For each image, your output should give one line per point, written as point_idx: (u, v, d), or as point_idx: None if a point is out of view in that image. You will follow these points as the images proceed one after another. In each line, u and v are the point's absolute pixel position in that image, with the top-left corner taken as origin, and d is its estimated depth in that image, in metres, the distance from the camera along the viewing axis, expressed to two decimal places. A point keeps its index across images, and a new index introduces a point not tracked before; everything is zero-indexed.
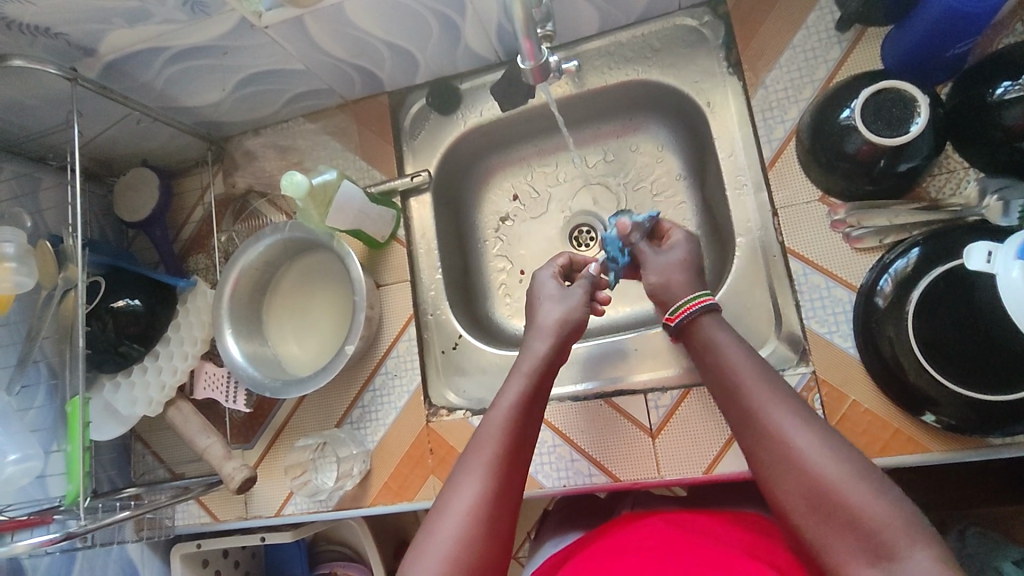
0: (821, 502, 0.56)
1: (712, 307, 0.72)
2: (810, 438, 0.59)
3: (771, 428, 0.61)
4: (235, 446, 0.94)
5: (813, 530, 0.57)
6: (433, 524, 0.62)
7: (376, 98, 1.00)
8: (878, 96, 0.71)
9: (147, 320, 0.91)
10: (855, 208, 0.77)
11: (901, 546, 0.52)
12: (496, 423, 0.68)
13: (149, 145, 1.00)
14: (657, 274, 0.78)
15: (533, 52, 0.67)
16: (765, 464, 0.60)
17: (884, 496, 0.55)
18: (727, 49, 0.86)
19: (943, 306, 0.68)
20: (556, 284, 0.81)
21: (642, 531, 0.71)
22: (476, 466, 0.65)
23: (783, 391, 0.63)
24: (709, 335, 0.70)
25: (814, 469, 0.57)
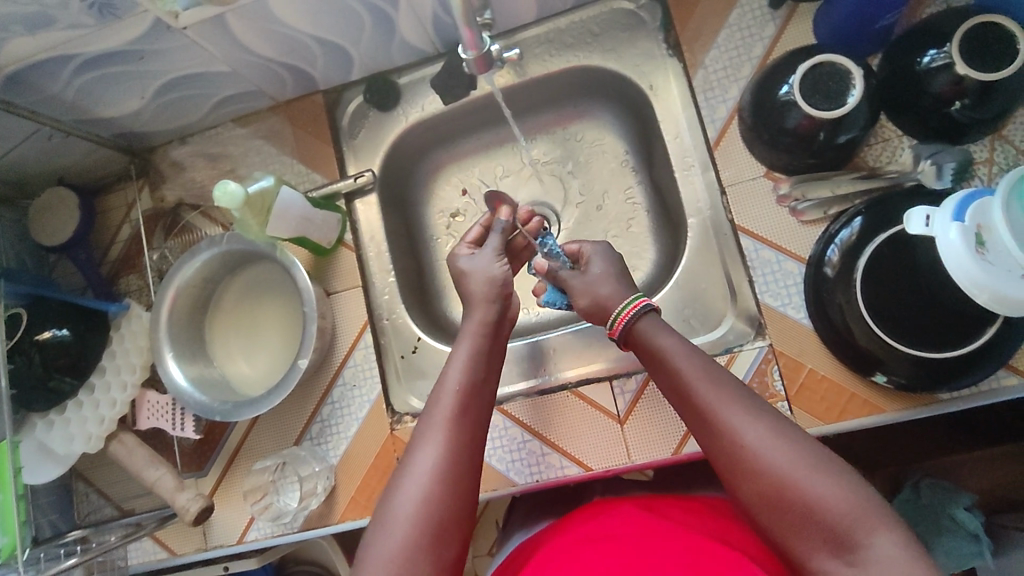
0: (780, 496, 0.56)
1: (647, 310, 0.70)
2: (762, 435, 0.58)
3: (724, 426, 0.60)
4: (187, 475, 0.89)
5: (775, 525, 0.57)
6: (389, 510, 0.60)
7: (310, 98, 0.96)
8: (815, 70, 0.72)
9: (77, 351, 0.85)
10: (799, 182, 0.78)
11: (861, 532, 0.53)
12: (447, 390, 0.67)
13: (64, 162, 0.93)
14: (582, 299, 0.75)
15: (475, 42, 0.65)
16: (723, 463, 0.60)
17: (840, 482, 0.55)
18: (666, 31, 0.86)
19: (888, 271, 0.71)
20: (465, 257, 0.80)
21: (612, 514, 0.71)
22: (431, 434, 0.64)
23: (728, 384, 0.62)
24: (652, 342, 0.68)
25: (768, 464, 0.57)
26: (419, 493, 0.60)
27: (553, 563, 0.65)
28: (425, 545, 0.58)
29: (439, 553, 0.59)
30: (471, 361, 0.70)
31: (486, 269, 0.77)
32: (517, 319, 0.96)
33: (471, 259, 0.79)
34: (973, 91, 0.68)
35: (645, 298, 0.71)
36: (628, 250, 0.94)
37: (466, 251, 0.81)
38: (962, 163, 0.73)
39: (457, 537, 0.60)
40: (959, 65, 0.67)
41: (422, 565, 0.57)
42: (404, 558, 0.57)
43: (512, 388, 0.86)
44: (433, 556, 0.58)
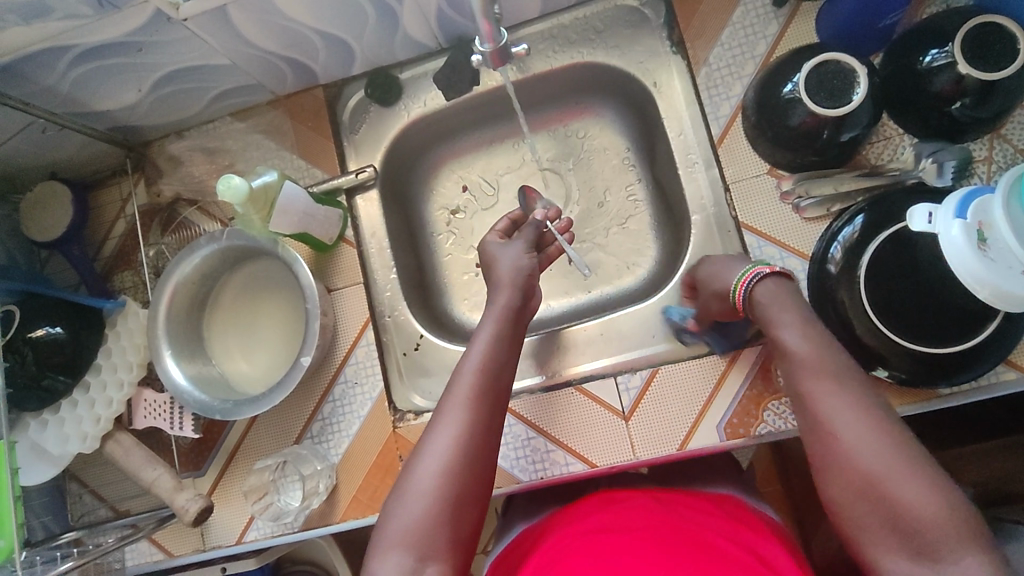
0: (870, 499, 0.54)
1: (763, 277, 0.68)
2: (857, 432, 0.56)
3: (823, 417, 0.58)
4: (185, 475, 0.87)
5: (857, 527, 0.55)
6: (408, 483, 0.61)
7: (310, 92, 0.95)
8: (819, 68, 0.73)
9: (73, 348, 0.83)
10: (802, 179, 0.78)
11: (947, 549, 0.51)
12: (468, 368, 0.67)
13: (57, 156, 0.91)
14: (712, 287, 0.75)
15: (493, 34, 0.64)
16: (814, 456, 0.59)
17: (935, 495, 0.52)
18: (669, 28, 0.86)
19: (891, 267, 0.71)
20: (497, 243, 0.82)
21: (644, 507, 0.70)
22: (450, 408, 0.64)
23: (840, 374, 0.60)
24: (767, 317, 0.66)
25: (859, 464, 0.55)
26: (439, 468, 0.60)
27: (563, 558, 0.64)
28: (444, 521, 0.59)
29: (454, 526, 0.59)
30: (494, 341, 0.70)
31: (517, 257, 0.79)
32: None
33: (502, 246, 0.81)
34: (973, 90, 0.69)
35: (760, 267, 0.69)
36: (630, 247, 0.94)
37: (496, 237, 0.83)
38: (962, 162, 0.73)
39: (473, 510, 0.61)
40: (959, 65, 0.68)
41: (439, 537, 0.58)
42: (422, 530, 0.58)
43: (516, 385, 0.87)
44: (450, 531, 0.59)
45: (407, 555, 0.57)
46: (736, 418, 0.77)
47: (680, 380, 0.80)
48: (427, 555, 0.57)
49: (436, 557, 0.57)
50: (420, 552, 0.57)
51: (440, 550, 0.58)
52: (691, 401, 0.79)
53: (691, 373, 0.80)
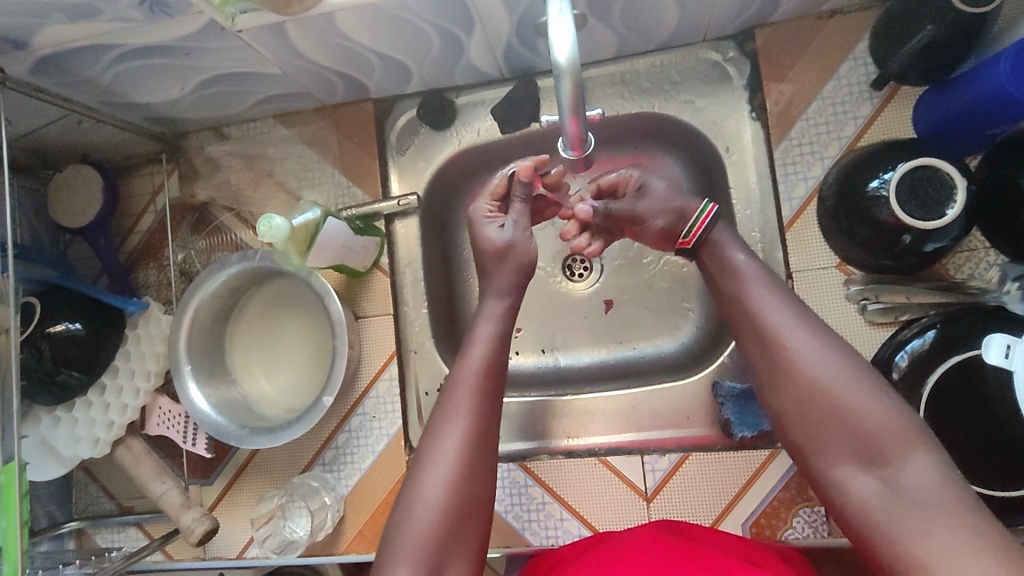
0: (814, 404, 0.57)
1: (718, 219, 0.69)
2: (808, 343, 0.59)
3: (769, 328, 0.61)
4: (192, 482, 0.87)
5: (805, 436, 0.57)
6: (413, 494, 0.60)
7: (359, 104, 0.90)
8: (915, 171, 0.66)
9: (91, 346, 0.79)
10: (871, 282, 0.74)
11: (892, 450, 0.52)
12: (463, 386, 0.64)
13: (91, 140, 0.87)
14: (657, 216, 0.72)
15: (578, 138, 0.54)
16: (764, 371, 0.61)
17: (878, 400, 0.54)
18: (751, 91, 0.81)
19: (957, 393, 0.67)
20: (496, 227, 0.74)
21: (620, 544, 0.64)
22: (444, 434, 0.62)
23: (786, 298, 0.63)
24: (720, 253, 0.68)
25: (810, 370, 0.57)
26: (441, 476, 0.60)
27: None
28: (450, 526, 0.58)
29: (463, 534, 0.59)
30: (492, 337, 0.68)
31: (514, 246, 0.72)
32: (547, 361, 0.93)
33: (503, 231, 0.73)
34: None
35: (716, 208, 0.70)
36: (671, 309, 0.91)
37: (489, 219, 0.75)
38: None
39: (481, 519, 0.60)
40: None
41: (449, 546, 0.58)
42: (430, 539, 0.57)
43: (537, 443, 0.84)
44: (458, 532, 0.59)
45: (415, 568, 0.56)
46: (763, 520, 0.75)
47: (710, 470, 0.77)
48: (436, 565, 0.57)
49: (447, 569, 0.57)
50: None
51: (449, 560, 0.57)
52: (716, 494, 0.76)
53: (723, 464, 0.77)
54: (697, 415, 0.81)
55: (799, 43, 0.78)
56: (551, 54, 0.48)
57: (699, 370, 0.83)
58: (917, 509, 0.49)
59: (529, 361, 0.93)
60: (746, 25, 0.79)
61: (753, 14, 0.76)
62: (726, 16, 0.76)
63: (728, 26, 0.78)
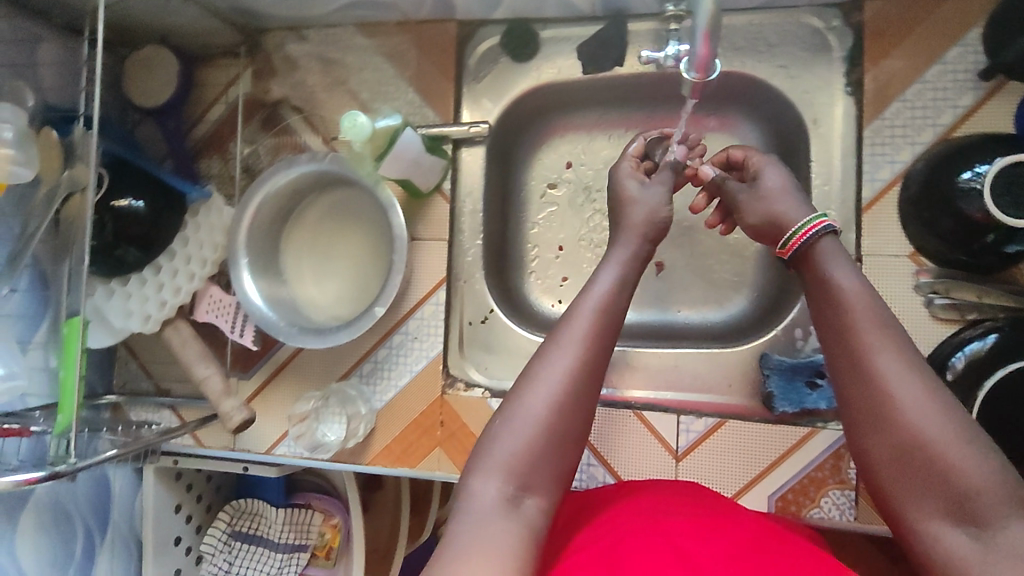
0: (910, 451, 0.49)
1: (828, 232, 0.61)
2: (911, 385, 0.50)
3: (866, 363, 0.52)
4: (232, 374, 0.89)
5: (895, 484, 0.50)
6: (514, 409, 0.56)
7: (442, 24, 0.88)
8: (1013, 167, 0.64)
9: (152, 226, 0.81)
10: (944, 278, 0.72)
11: (995, 513, 0.45)
12: (581, 322, 0.60)
13: (173, 22, 0.87)
14: (752, 215, 0.69)
15: (706, 62, 0.53)
16: (853, 409, 0.53)
17: (986, 454, 0.47)
18: (850, 64, 0.78)
19: (1012, 400, 0.65)
20: (634, 183, 0.74)
21: (676, 502, 0.58)
22: (552, 360, 0.58)
23: (893, 328, 0.54)
24: (823, 268, 0.60)
25: (907, 415, 0.49)
26: (546, 397, 0.56)
27: (584, 562, 0.51)
28: (541, 453, 0.54)
29: (554, 462, 0.55)
30: (615, 284, 0.65)
31: (646, 202, 0.72)
32: None
33: (639, 189, 0.74)
34: None
35: (827, 220, 0.63)
36: (722, 280, 0.90)
37: (631, 175, 0.75)
38: None
39: (574, 448, 0.57)
40: None
41: (540, 469, 0.54)
42: (526, 458, 0.54)
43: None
44: (551, 463, 0.55)
45: (506, 482, 0.53)
46: (791, 495, 0.74)
47: (744, 439, 0.77)
48: (526, 486, 0.53)
49: (535, 490, 0.53)
50: (520, 483, 0.53)
51: (540, 483, 0.54)
52: (748, 464, 0.76)
53: (759, 434, 0.76)
54: (738, 384, 0.81)
55: (911, 20, 0.75)
56: None
57: (746, 341, 0.83)
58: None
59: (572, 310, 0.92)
60: None
61: None
62: None
63: None
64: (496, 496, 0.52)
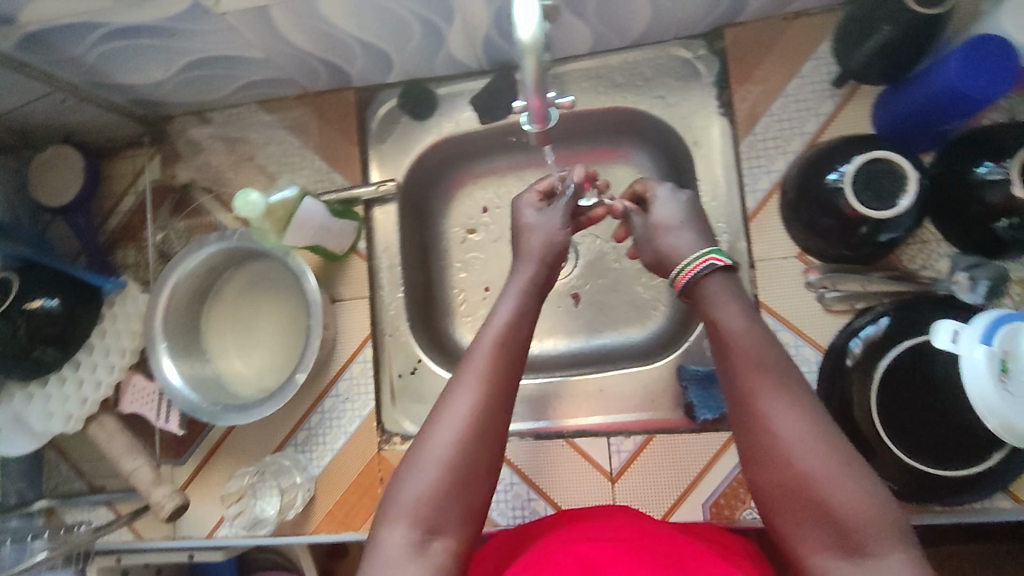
0: (798, 494, 0.52)
1: (715, 270, 0.65)
2: (798, 427, 0.54)
3: (756, 407, 0.56)
4: (164, 462, 0.87)
5: (786, 519, 0.53)
6: (420, 451, 0.58)
7: (341, 92, 0.92)
8: (870, 164, 0.69)
9: (66, 323, 0.80)
10: (830, 273, 0.77)
11: (875, 545, 0.49)
12: (479, 356, 0.62)
13: (73, 121, 0.88)
14: (645, 251, 0.74)
15: (542, 113, 0.54)
16: (748, 447, 0.56)
17: (866, 493, 0.51)
18: (720, 88, 0.84)
19: (905, 379, 0.70)
20: (532, 210, 0.77)
21: (591, 526, 0.62)
22: (457, 392, 0.60)
23: (777, 367, 0.57)
24: (711, 307, 0.63)
25: (797, 458, 0.53)
26: (450, 437, 0.58)
27: None
28: (451, 494, 0.56)
29: (465, 498, 0.57)
30: (515, 317, 0.66)
31: (549, 227, 0.75)
32: None
33: (538, 215, 0.76)
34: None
35: (713, 256, 0.65)
36: (642, 301, 0.93)
37: (532, 205, 0.77)
38: (996, 282, 0.71)
39: (485, 486, 0.58)
40: (1015, 187, 0.65)
41: (448, 510, 0.56)
42: (432, 502, 0.55)
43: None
44: (460, 501, 0.56)
45: (412, 528, 0.55)
46: (723, 500, 0.76)
47: (670, 451, 0.79)
48: (435, 528, 0.55)
49: (442, 532, 0.55)
50: (427, 525, 0.55)
51: (448, 522, 0.56)
52: (680, 475, 0.78)
53: (684, 443, 0.79)
54: (664, 399, 0.83)
55: (767, 42, 0.81)
56: (515, 29, 0.48)
57: (667, 355, 0.86)
58: None
59: None
60: (717, 24, 0.82)
61: (722, 13, 0.79)
62: (695, 14, 0.79)
63: (698, 24, 0.82)
64: (401, 544, 0.54)
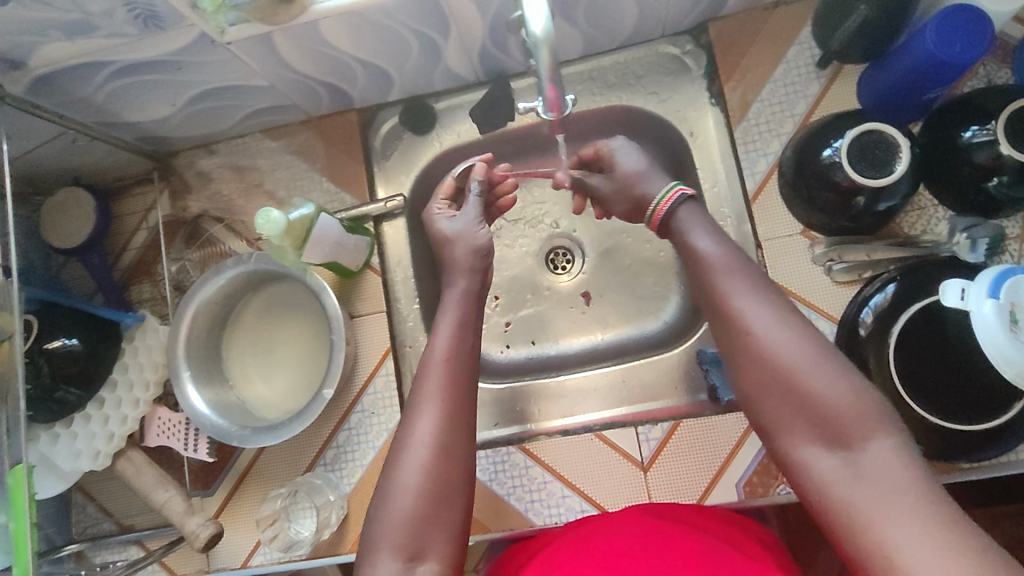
0: (779, 384, 0.57)
1: (684, 200, 0.71)
2: (772, 325, 0.59)
3: (733, 312, 0.61)
4: (194, 494, 0.87)
5: (772, 412, 0.58)
6: (390, 484, 0.60)
7: (343, 115, 0.94)
8: (862, 137, 0.72)
9: (87, 361, 0.80)
10: (834, 244, 0.79)
11: (854, 429, 0.52)
12: (430, 372, 0.65)
13: (82, 163, 0.89)
14: (617, 202, 0.80)
15: (558, 103, 0.58)
16: (730, 352, 0.62)
17: (841, 382, 0.55)
18: (709, 79, 0.87)
19: (921, 342, 0.72)
20: (447, 220, 0.80)
21: (604, 522, 0.64)
22: (420, 411, 0.63)
23: (749, 275, 0.63)
24: (685, 233, 0.69)
25: (773, 351, 0.58)
26: (418, 462, 0.60)
27: None
28: (427, 514, 0.58)
29: (444, 523, 0.59)
30: (457, 329, 0.70)
31: (465, 226, 0.79)
32: (538, 351, 0.96)
33: (456, 219, 0.80)
34: (1012, 169, 0.69)
35: (682, 189, 0.72)
36: (655, 293, 0.95)
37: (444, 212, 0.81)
38: (994, 239, 0.75)
39: (459, 501, 0.60)
40: (1003, 144, 0.68)
41: (430, 533, 0.58)
42: (412, 525, 0.57)
43: (520, 427, 0.88)
44: (438, 521, 0.58)
45: (397, 556, 0.56)
46: (756, 478, 0.77)
47: (700, 434, 0.80)
48: (418, 552, 0.56)
49: (428, 555, 0.57)
50: (410, 551, 0.56)
51: (432, 546, 0.57)
52: (711, 457, 0.79)
53: (712, 426, 0.80)
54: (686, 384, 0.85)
55: (750, 32, 0.85)
56: (527, 24, 0.52)
57: (683, 341, 0.87)
58: (874, 484, 0.49)
59: (521, 353, 0.96)
60: (701, 19, 0.86)
61: (706, 8, 0.83)
62: (680, 11, 0.82)
63: (684, 20, 0.85)
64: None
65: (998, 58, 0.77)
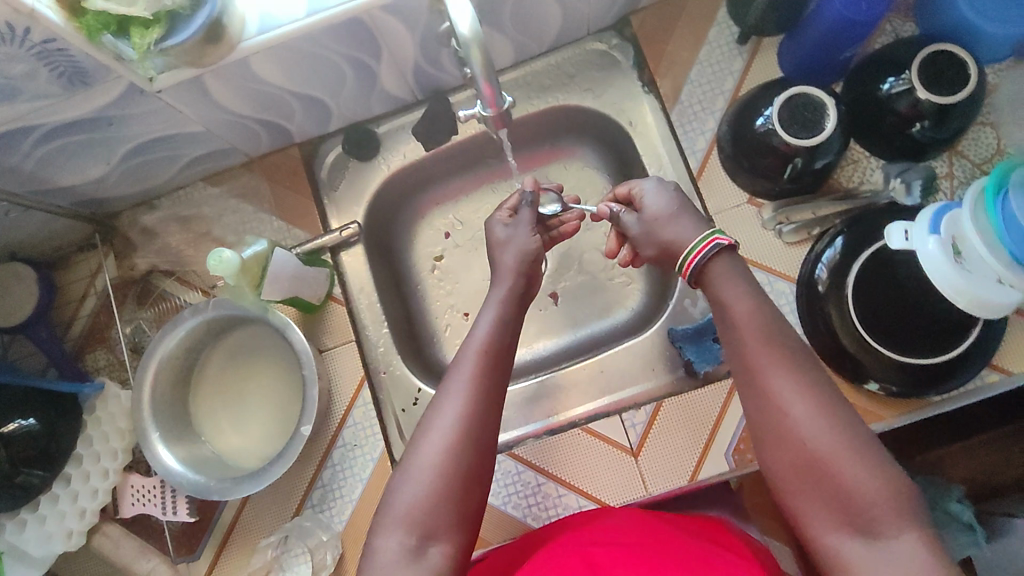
0: (810, 476, 0.52)
1: (724, 248, 0.63)
2: (810, 411, 0.53)
3: (769, 391, 0.55)
4: (179, 561, 0.82)
5: (797, 498, 0.53)
6: (412, 458, 0.58)
7: (285, 152, 0.94)
8: (790, 101, 0.75)
9: (46, 440, 0.76)
10: (781, 207, 0.82)
11: (885, 523, 0.50)
12: (466, 362, 0.63)
13: (17, 237, 0.85)
14: (647, 246, 0.72)
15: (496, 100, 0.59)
16: (760, 429, 0.56)
17: (875, 472, 0.51)
18: (639, 69, 0.90)
19: (877, 287, 0.74)
20: (503, 226, 0.78)
21: (597, 527, 0.63)
22: (450, 393, 0.61)
23: (788, 350, 0.57)
24: (716, 287, 0.62)
25: (809, 439, 0.53)
26: (442, 443, 0.58)
27: None
28: (447, 496, 0.56)
29: (461, 506, 0.57)
30: (496, 322, 0.67)
31: (518, 237, 0.77)
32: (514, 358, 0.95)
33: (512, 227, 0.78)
34: (930, 113, 0.73)
35: (717, 237, 0.64)
36: (620, 282, 0.96)
37: (503, 219, 0.79)
38: (927, 180, 0.79)
39: (482, 483, 0.58)
40: (919, 91, 0.72)
41: (444, 513, 0.56)
42: (427, 505, 0.56)
43: (507, 436, 0.85)
44: (457, 505, 0.57)
45: (408, 534, 0.55)
46: (744, 443, 0.79)
47: (685, 411, 0.81)
48: (431, 533, 0.56)
49: (439, 537, 0.56)
50: (422, 530, 0.55)
51: (443, 528, 0.56)
52: (697, 431, 0.80)
53: (693, 399, 0.81)
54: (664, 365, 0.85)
55: (670, 20, 0.89)
56: (454, 26, 0.54)
57: (653, 324, 0.88)
58: None
59: None
60: (622, 13, 0.89)
61: (624, 3, 0.86)
62: (601, 9, 0.85)
63: (606, 16, 0.88)
64: (400, 550, 0.54)
65: (901, 14, 0.82)
